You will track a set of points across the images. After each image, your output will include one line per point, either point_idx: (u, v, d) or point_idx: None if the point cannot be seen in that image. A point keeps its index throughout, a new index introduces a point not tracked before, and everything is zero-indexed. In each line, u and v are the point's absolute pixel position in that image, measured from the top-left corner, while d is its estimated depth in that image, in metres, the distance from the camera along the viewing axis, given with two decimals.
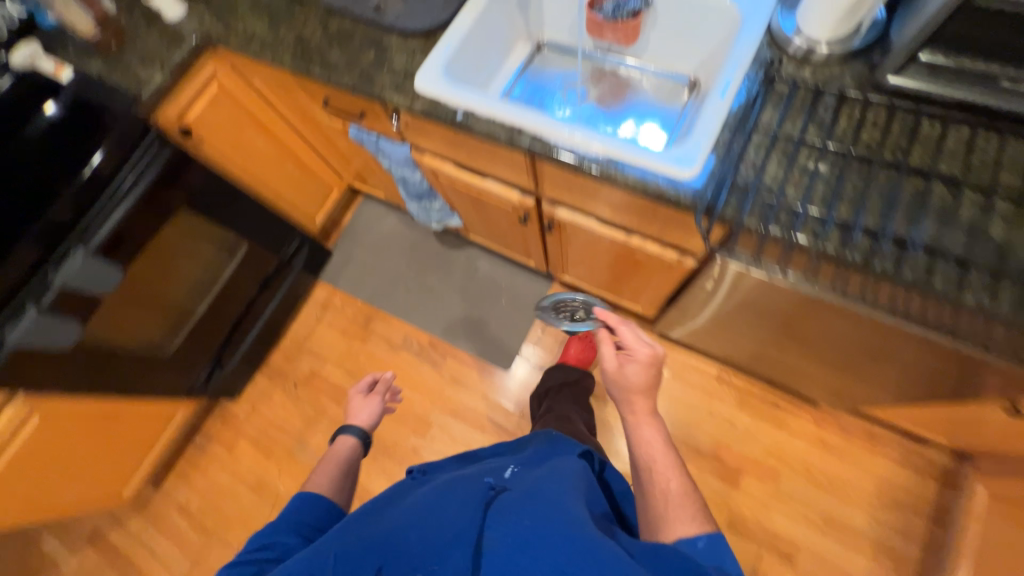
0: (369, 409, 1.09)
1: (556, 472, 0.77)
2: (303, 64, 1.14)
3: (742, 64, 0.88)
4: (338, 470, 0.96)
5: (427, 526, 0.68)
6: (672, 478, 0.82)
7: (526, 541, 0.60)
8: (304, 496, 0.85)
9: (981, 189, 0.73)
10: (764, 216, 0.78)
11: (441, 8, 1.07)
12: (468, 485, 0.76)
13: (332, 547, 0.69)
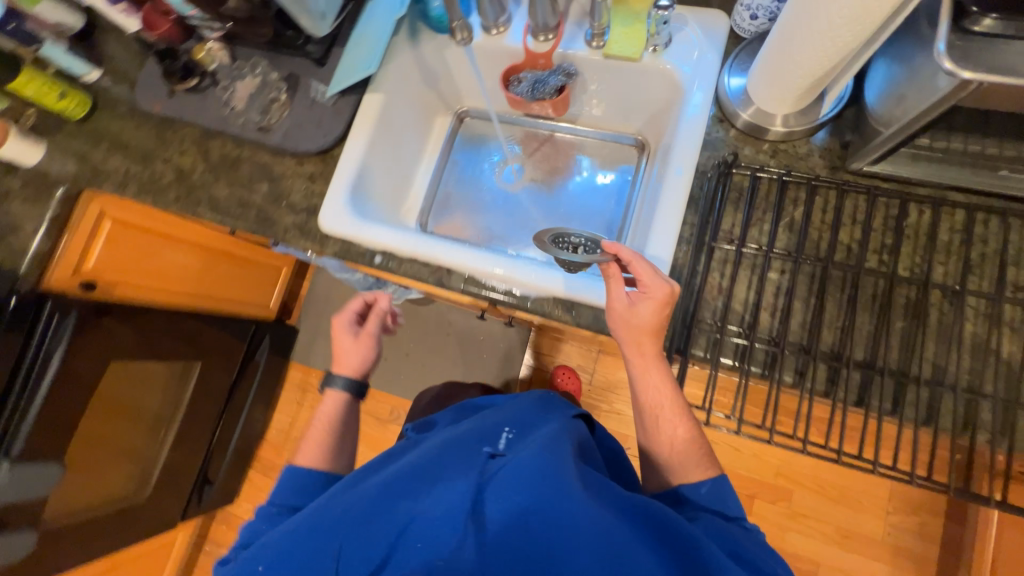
0: (355, 350, 0.82)
1: (551, 429, 0.62)
2: (191, 203, 0.96)
3: (688, 155, 0.75)
4: (327, 424, 0.79)
5: (411, 495, 0.54)
6: (679, 426, 0.67)
7: (529, 513, 0.49)
8: (297, 469, 0.73)
9: (986, 295, 0.63)
10: (741, 355, 0.67)
11: (332, 121, 0.90)
12: (461, 442, 0.61)
13: (305, 526, 0.55)
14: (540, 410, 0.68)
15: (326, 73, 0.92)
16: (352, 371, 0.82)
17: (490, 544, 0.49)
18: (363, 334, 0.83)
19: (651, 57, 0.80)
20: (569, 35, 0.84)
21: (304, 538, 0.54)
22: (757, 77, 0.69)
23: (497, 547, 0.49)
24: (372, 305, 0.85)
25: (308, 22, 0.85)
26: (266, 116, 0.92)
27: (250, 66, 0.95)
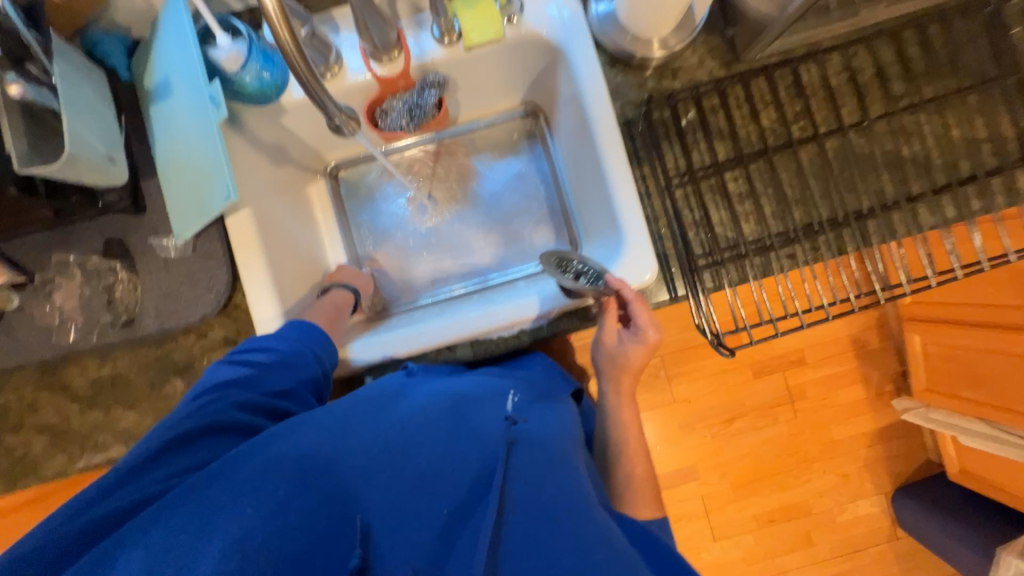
0: (324, 314, 0.74)
1: (555, 413, 0.64)
2: (94, 452, 0.73)
3: (600, 113, 0.71)
4: (332, 309, 0.75)
5: (436, 446, 0.49)
6: (636, 463, 0.70)
7: (553, 507, 0.47)
8: (303, 326, 0.65)
9: (884, 116, 0.72)
10: (739, 268, 0.73)
11: (209, 268, 0.71)
12: (485, 403, 0.58)
13: (281, 461, 0.45)
14: (535, 380, 0.72)
15: (159, 220, 0.70)
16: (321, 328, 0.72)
17: (518, 521, 0.45)
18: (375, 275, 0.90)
19: (514, 28, 0.72)
20: (414, 41, 0.72)
21: (284, 472, 0.44)
22: (633, 19, 0.67)
23: (522, 521, 0.45)
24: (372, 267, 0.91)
25: (98, 178, 0.61)
26: (119, 308, 0.70)
27: (54, 262, 0.69)
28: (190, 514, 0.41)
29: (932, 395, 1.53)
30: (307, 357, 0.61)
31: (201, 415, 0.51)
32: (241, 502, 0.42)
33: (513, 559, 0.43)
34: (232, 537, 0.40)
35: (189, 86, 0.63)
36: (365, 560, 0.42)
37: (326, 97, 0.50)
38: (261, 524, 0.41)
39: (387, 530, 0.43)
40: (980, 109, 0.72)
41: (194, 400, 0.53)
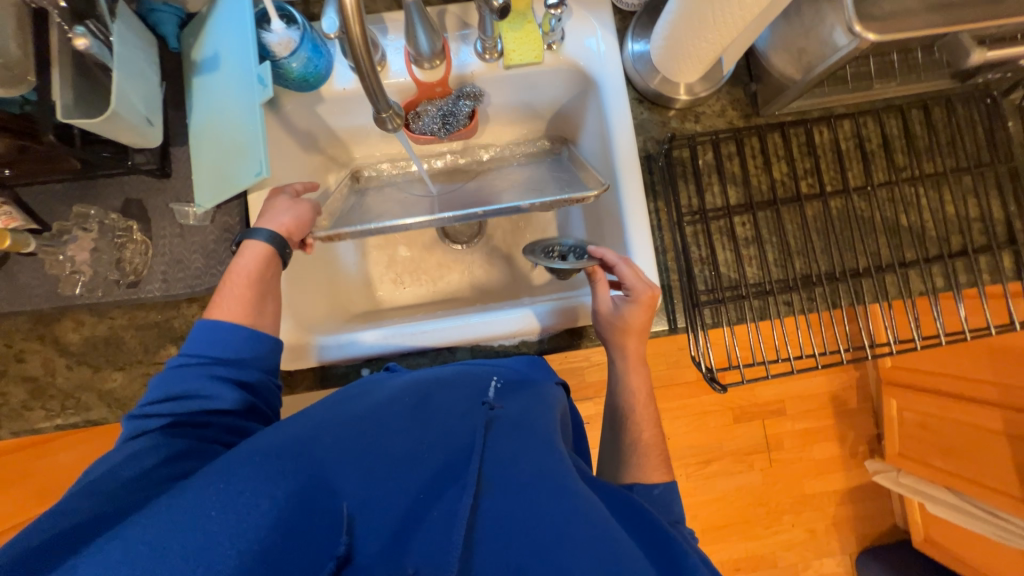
0: (233, 293, 0.60)
1: (544, 393, 0.61)
2: (73, 411, 0.72)
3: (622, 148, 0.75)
4: (246, 281, 0.61)
5: (409, 437, 0.49)
6: (644, 428, 0.65)
7: (529, 485, 0.45)
8: (211, 322, 0.57)
9: (885, 183, 0.77)
10: (737, 310, 0.76)
11: (224, 241, 0.72)
12: (459, 386, 0.57)
13: (252, 451, 0.44)
14: (524, 367, 0.68)
15: (182, 187, 0.72)
16: (234, 316, 0.58)
17: (496, 501, 0.44)
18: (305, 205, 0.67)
19: (552, 55, 0.76)
20: (456, 52, 0.76)
21: (251, 458, 0.43)
22: (665, 61, 0.71)
23: (498, 498, 0.44)
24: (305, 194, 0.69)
25: (134, 138, 0.62)
26: (126, 268, 0.70)
27: (73, 214, 0.70)
28: (144, 525, 0.37)
29: (904, 459, 1.56)
30: (256, 358, 0.57)
31: (142, 457, 0.47)
32: (206, 501, 0.39)
33: (495, 543, 0.42)
34: (199, 541, 0.37)
35: (239, 65, 0.65)
36: (350, 549, 0.41)
37: (384, 96, 0.50)
38: (226, 526, 0.38)
39: (364, 515, 0.43)
40: (973, 190, 0.77)
41: (136, 439, 0.49)
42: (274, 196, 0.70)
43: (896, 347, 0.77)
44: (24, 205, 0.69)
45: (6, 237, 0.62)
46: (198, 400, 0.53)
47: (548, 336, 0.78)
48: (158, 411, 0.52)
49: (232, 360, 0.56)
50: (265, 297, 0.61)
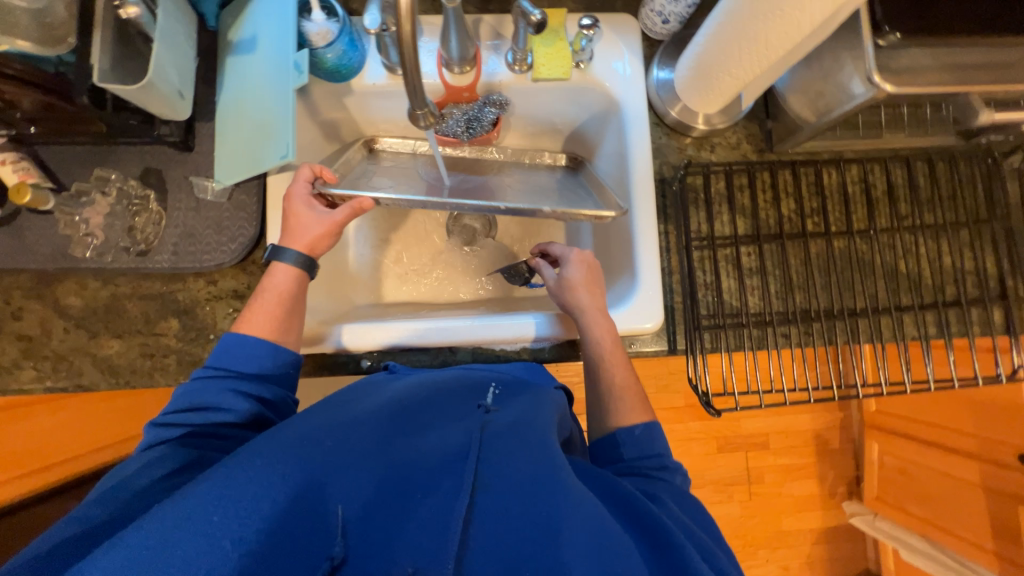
0: (263, 311, 0.61)
1: (544, 396, 0.62)
2: (67, 374, 0.71)
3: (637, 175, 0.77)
4: (278, 300, 0.63)
5: (406, 444, 0.50)
6: (616, 372, 0.66)
7: (530, 487, 0.45)
8: (238, 336, 0.59)
9: (887, 229, 0.80)
10: (736, 338, 0.77)
11: (239, 220, 0.72)
12: (455, 397, 0.59)
13: (252, 454, 0.44)
14: (522, 376, 0.71)
15: (204, 162, 0.72)
16: (263, 331, 0.60)
17: (493, 499, 0.45)
18: (328, 218, 0.66)
19: (580, 73, 0.79)
20: (487, 60, 0.78)
21: (250, 460, 0.43)
22: (688, 90, 0.74)
23: (495, 501, 0.45)
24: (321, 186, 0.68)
25: (164, 108, 0.63)
26: (138, 236, 0.70)
27: (93, 176, 0.70)
28: (145, 531, 0.38)
29: (882, 504, 1.57)
30: (277, 374, 0.60)
31: (159, 464, 0.49)
32: (206, 506, 0.39)
33: (491, 542, 0.42)
34: (201, 546, 0.37)
35: (278, 49, 0.67)
36: (346, 554, 0.41)
37: (422, 95, 0.51)
38: (226, 530, 0.39)
39: (361, 521, 0.43)
40: (970, 244, 0.80)
41: (154, 450, 0.51)
42: (288, 194, 0.67)
43: (886, 388, 0.78)
44: (42, 163, 0.70)
45: (27, 192, 0.64)
46: (216, 413, 0.55)
47: (549, 345, 0.80)
48: (176, 421, 0.54)
49: (252, 375, 0.58)
50: (292, 315, 0.63)
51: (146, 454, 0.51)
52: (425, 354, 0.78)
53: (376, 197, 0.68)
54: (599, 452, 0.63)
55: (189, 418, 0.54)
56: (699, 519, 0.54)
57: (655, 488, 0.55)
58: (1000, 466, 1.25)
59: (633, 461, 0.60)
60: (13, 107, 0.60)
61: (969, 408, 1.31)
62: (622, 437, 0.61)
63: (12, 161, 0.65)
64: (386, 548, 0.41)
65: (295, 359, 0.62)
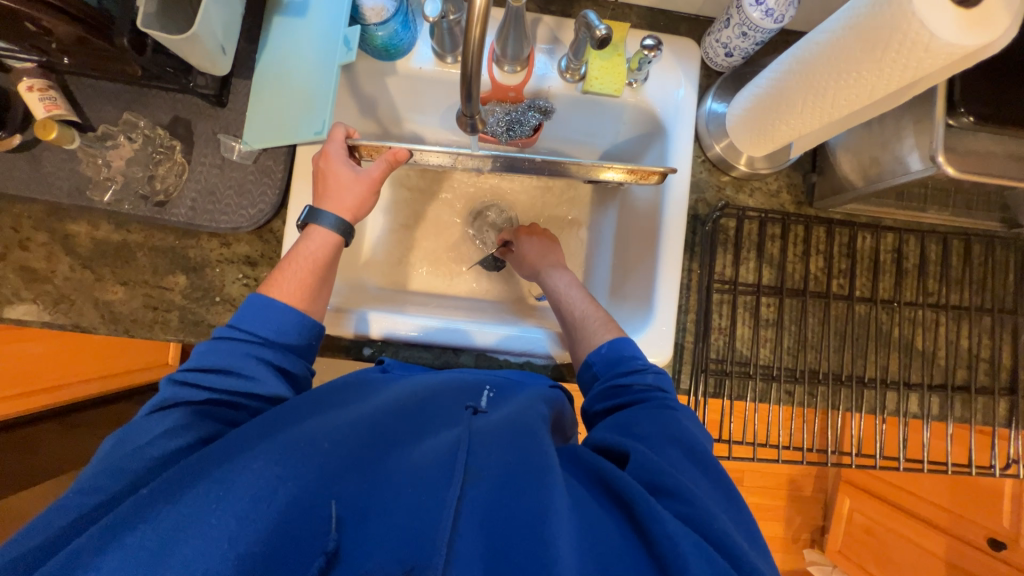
0: (295, 277, 0.61)
1: (534, 394, 0.63)
2: (67, 314, 0.70)
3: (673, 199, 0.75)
4: (311, 267, 0.63)
5: (398, 450, 0.51)
6: (576, 305, 0.74)
7: (517, 481, 0.46)
8: (265, 300, 0.58)
9: (911, 303, 0.78)
10: (740, 386, 0.76)
11: (262, 185, 0.70)
12: (450, 399, 0.60)
13: (248, 455, 0.46)
14: (521, 378, 0.72)
15: (235, 120, 0.70)
16: (292, 297, 0.61)
17: (480, 491, 0.45)
18: (366, 175, 0.66)
19: (631, 92, 0.77)
20: (540, 63, 0.75)
21: (249, 464, 0.45)
22: (736, 129, 0.72)
23: (482, 493, 0.45)
24: (353, 140, 0.66)
25: (204, 62, 0.61)
26: (158, 186, 0.68)
27: (121, 119, 0.68)
28: (145, 532, 0.40)
29: (841, 557, 1.64)
30: (298, 345, 0.59)
31: (170, 434, 0.49)
32: (204, 508, 0.41)
33: (478, 541, 0.42)
34: (201, 546, 0.39)
35: (330, 25, 0.67)
36: (339, 546, 0.42)
37: (477, 102, 0.49)
38: (224, 531, 0.40)
39: (355, 514, 0.44)
40: (990, 331, 0.78)
41: (167, 412, 0.51)
42: (323, 154, 0.66)
43: (878, 462, 0.78)
44: (71, 94, 0.67)
45: (54, 128, 0.61)
46: (233, 379, 0.54)
47: (553, 363, 0.79)
48: (195, 381, 0.53)
49: (275, 344, 0.58)
50: (322, 284, 0.64)
51: (159, 415, 0.51)
52: (427, 352, 0.78)
53: (410, 149, 0.66)
54: (582, 379, 0.68)
55: (203, 389, 0.53)
56: (675, 438, 0.53)
57: (631, 416, 0.57)
58: (972, 547, 1.27)
59: (606, 373, 0.64)
60: (49, 35, 0.58)
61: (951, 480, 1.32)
62: (593, 359, 0.66)
63: (40, 88, 0.63)
64: (379, 540, 0.42)
65: (318, 329, 0.62)
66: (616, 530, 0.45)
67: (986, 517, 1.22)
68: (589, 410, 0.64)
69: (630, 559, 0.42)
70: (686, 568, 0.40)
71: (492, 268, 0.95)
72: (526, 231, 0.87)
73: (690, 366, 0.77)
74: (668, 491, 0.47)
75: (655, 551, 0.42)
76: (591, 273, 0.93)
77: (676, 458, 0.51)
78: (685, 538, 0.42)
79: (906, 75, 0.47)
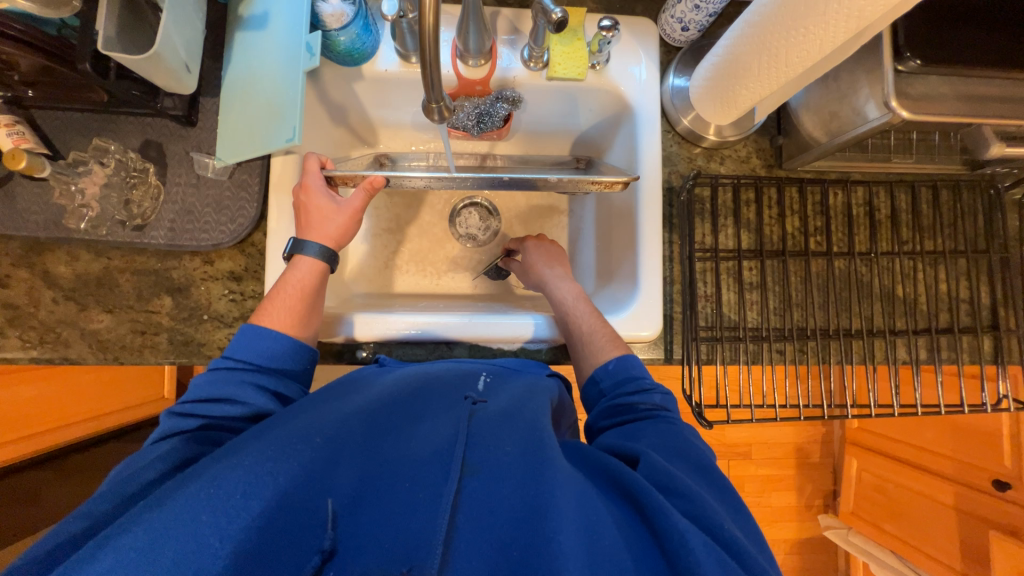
0: (285, 305, 0.61)
1: (531, 383, 0.64)
2: (52, 346, 0.69)
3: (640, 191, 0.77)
4: (299, 294, 0.62)
5: (397, 442, 0.52)
6: (585, 320, 0.73)
7: (517, 469, 0.48)
8: (258, 329, 0.59)
9: (887, 252, 0.80)
10: (731, 351, 0.78)
11: (240, 199, 0.71)
12: (446, 391, 0.61)
13: (244, 456, 0.45)
14: (516, 367, 0.72)
15: (207, 138, 0.71)
16: (284, 326, 0.60)
17: (480, 482, 0.47)
18: (347, 205, 0.67)
19: (595, 75, 0.78)
20: (503, 55, 0.77)
21: (239, 464, 0.44)
22: (701, 101, 0.73)
23: (483, 482, 0.47)
24: (330, 171, 0.68)
25: (169, 81, 0.62)
26: (134, 210, 0.68)
27: (92, 146, 0.68)
28: (134, 533, 0.39)
29: (855, 519, 1.66)
30: (294, 370, 0.60)
31: (162, 458, 0.48)
32: (195, 507, 0.40)
33: (477, 530, 0.43)
34: (188, 545, 0.39)
35: (290, 30, 0.68)
36: (335, 544, 0.42)
37: (440, 89, 0.50)
38: (216, 530, 0.40)
39: (351, 513, 0.45)
40: (966, 273, 0.80)
41: (163, 442, 0.51)
42: (303, 189, 0.67)
43: (874, 411, 0.78)
44: (38, 127, 0.67)
45: (23, 158, 0.60)
46: (231, 407, 0.54)
47: (546, 347, 0.80)
48: (191, 412, 0.53)
49: (269, 369, 0.57)
50: (312, 310, 0.63)
51: (156, 445, 0.50)
52: (421, 350, 0.78)
53: (386, 175, 0.67)
54: (587, 396, 0.69)
55: (201, 419, 0.53)
56: (683, 450, 0.55)
57: (640, 429, 0.58)
58: (981, 492, 1.29)
59: (612, 392, 0.65)
60: (11, 68, 0.58)
61: (952, 426, 1.34)
62: (598, 374, 0.66)
63: (7, 124, 0.63)
64: (373, 537, 0.43)
65: (312, 355, 0.62)
66: (624, 523, 0.46)
67: (990, 459, 1.25)
68: (594, 427, 0.65)
69: (636, 553, 0.43)
70: (695, 562, 0.40)
71: (499, 279, 0.96)
72: (533, 240, 0.87)
73: (680, 334, 0.78)
74: (674, 489, 0.48)
75: (665, 546, 0.42)
76: (576, 260, 0.94)
77: (686, 469, 0.52)
78: (693, 534, 0.42)
79: (850, 25, 0.48)
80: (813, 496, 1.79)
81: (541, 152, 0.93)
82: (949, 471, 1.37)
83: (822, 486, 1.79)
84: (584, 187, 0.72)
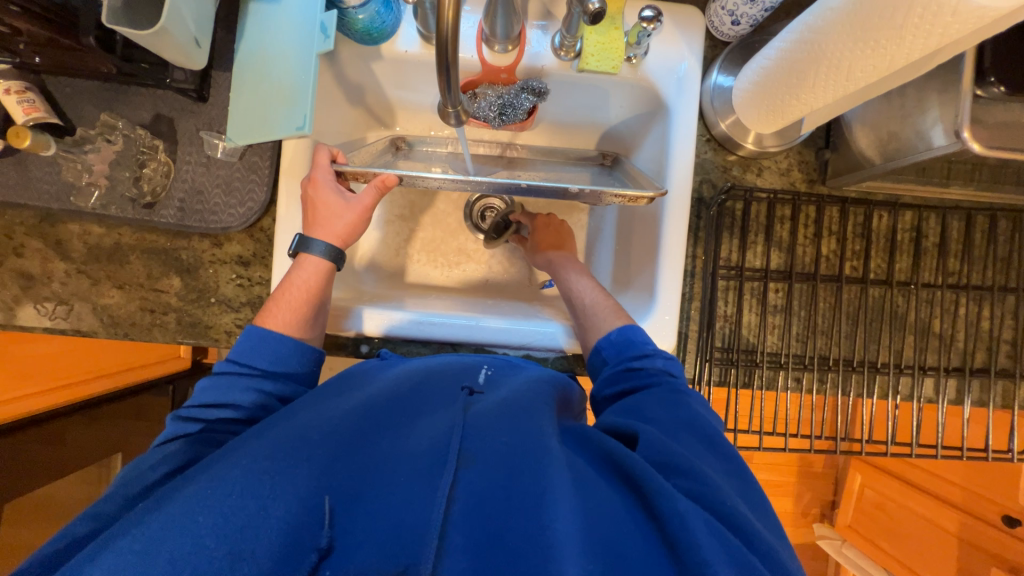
0: (289, 305, 0.60)
1: (533, 375, 0.62)
2: (63, 318, 0.70)
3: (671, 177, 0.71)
4: (303, 295, 0.61)
5: (394, 437, 0.50)
6: (588, 294, 0.73)
7: (516, 467, 0.45)
8: (262, 331, 0.58)
9: (930, 283, 0.74)
10: (745, 374, 0.75)
11: (250, 182, 0.69)
12: (446, 381, 0.58)
13: (241, 456, 0.45)
14: (519, 361, 0.69)
15: (218, 116, 0.68)
16: (287, 328, 0.60)
17: (475, 478, 0.44)
18: (356, 202, 0.65)
19: (631, 68, 0.72)
20: (533, 40, 0.71)
21: (239, 463, 0.44)
22: (742, 106, 0.67)
23: (478, 476, 0.45)
24: (340, 165, 0.64)
25: (178, 56, 0.59)
26: (145, 187, 0.67)
27: (100, 120, 0.66)
28: (132, 536, 0.39)
29: (851, 532, 1.68)
30: (299, 372, 0.59)
31: (165, 460, 0.48)
32: (192, 509, 0.40)
33: (473, 529, 0.42)
34: (184, 543, 0.38)
35: (307, 5, 0.64)
36: (332, 542, 0.42)
37: (457, 92, 0.47)
38: (212, 529, 0.39)
39: (347, 511, 0.43)
40: (1015, 312, 0.74)
41: (168, 444, 0.51)
42: (311, 182, 0.65)
43: (890, 448, 0.75)
44: (49, 95, 0.66)
45: (26, 136, 0.61)
46: (235, 409, 0.54)
47: (553, 356, 0.78)
48: (196, 415, 0.53)
49: (274, 374, 0.57)
50: (317, 311, 0.62)
51: (160, 447, 0.51)
52: (426, 348, 0.77)
53: (398, 175, 0.61)
54: (593, 365, 0.67)
55: (208, 422, 0.53)
56: (685, 422, 0.53)
57: (642, 402, 0.56)
58: (986, 524, 1.26)
59: (616, 360, 0.63)
60: (17, 34, 0.56)
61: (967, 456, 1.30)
62: (603, 345, 0.65)
63: (18, 91, 0.61)
64: (368, 533, 0.42)
65: (319, 355, 0.61)
66: (625, 512, 0.44)
67: (1000, 494, 1.22)
68: (599, 396, 0.63)
69: (639, 545, 0.41)
70: (696, 545, 0.39)
71: (511, 276, 0.93)
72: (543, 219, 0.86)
73: (695, 355, 0.75)
74: (676, 467, 0.46)
75: (666, 533, 0.41)
76: (593, 262, 0.90)
77: (692, 444, 0.50)
78: (692, 514, 0.41)
79: (930, 43, 0.42)
80: (811, 505, 1.79)
81: (565, 146, 0.87)
82: (955, 499, 1.34)
83: (821, 496, 1.79)
84: (608, 199, 0.67)
